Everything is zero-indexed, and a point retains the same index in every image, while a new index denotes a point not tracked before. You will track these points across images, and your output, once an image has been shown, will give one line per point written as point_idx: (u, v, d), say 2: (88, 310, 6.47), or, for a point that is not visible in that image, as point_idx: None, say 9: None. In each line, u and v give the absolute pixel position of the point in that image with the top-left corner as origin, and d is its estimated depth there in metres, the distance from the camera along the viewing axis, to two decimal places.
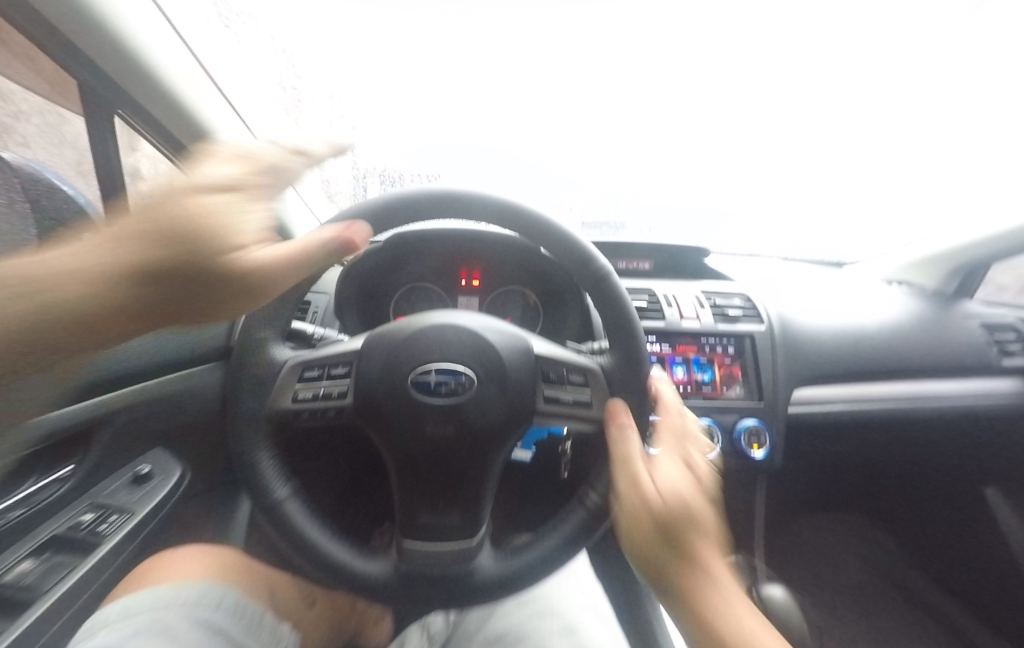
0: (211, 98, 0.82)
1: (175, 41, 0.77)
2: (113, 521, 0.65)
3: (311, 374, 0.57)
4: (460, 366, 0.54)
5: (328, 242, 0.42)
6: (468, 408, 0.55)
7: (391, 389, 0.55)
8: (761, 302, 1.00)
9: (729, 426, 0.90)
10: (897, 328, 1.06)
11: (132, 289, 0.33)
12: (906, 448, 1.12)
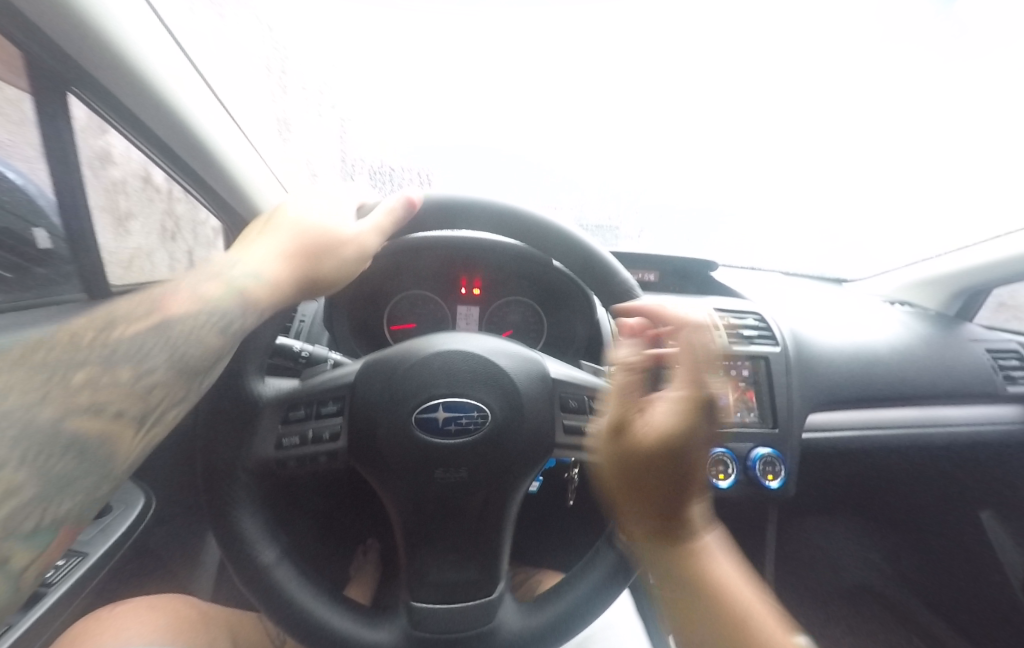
0: (207, 105, 0.73)
1: (166, 39, 0.66)
2: (61, 567, 0.57)
3: (297, 414, 0.50)
4: (472, 401, 0.48)
5: (400, 208, 0.50)
6: (478, 453, 0.49)
7: (390, 424, 0.49)
8: (774, 321, 0.97)
9: (743, 454, 0.86)
10: (905, 351, 1.05)
11: (290, 277, 0.47)
12: (905, 469, 1.11)
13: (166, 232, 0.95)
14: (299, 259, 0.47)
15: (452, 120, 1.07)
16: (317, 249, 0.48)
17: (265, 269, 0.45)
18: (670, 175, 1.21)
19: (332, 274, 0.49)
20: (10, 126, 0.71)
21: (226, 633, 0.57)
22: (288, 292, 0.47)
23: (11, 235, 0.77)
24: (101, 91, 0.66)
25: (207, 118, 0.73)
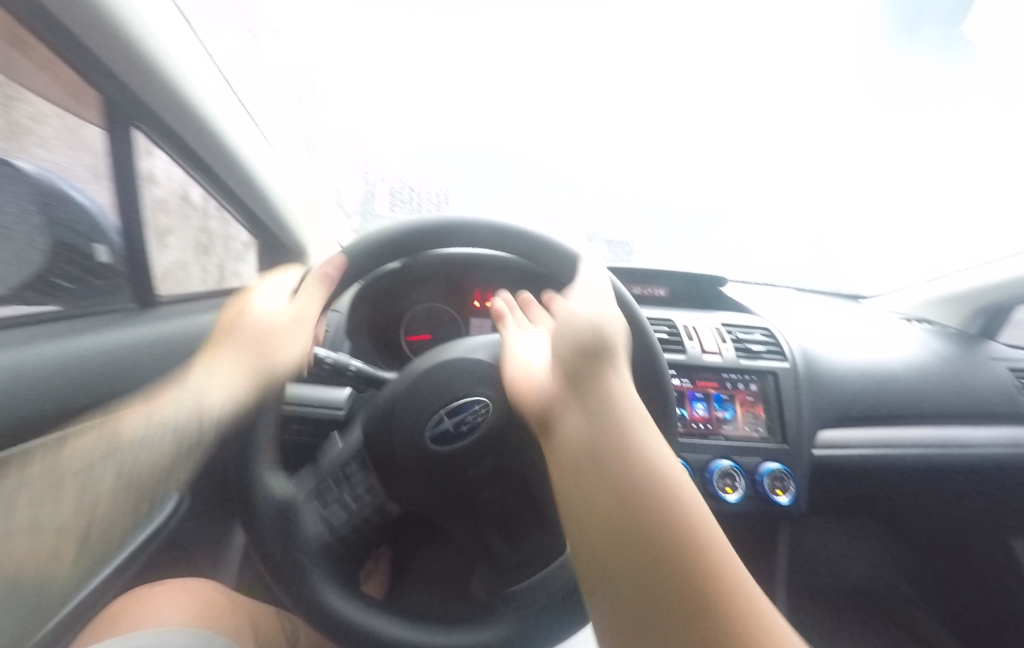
0: (227, 103, 0.84)
1: (197, 49, 0.77)
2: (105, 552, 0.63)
3: (329, 488, 0.54)
4: (472, 398, 0.53)
5: (314, 285, 0.52)
6: (493, 453, 0.55)
7: (404, 426, 0.53)
8: (782, 336, 1.03)
9: (752, 469, 0.90)
10: (921, 367, 1.07)
11: (227, 394, 0.46)
12: (934, 498, 1.07)
13: (200, 246, 1.07)
14: (246, 366, 0.47)
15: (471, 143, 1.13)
16: (255, 356, 0.47)
17: (217, 389, 0.46)
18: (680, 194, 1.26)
19: (276, 371, 0.49)
20: (70, 150, 0.79)
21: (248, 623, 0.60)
22: (245, 401, 0.48)
23: (73, 249, 0.81)
24: (163, 124, 0.83)
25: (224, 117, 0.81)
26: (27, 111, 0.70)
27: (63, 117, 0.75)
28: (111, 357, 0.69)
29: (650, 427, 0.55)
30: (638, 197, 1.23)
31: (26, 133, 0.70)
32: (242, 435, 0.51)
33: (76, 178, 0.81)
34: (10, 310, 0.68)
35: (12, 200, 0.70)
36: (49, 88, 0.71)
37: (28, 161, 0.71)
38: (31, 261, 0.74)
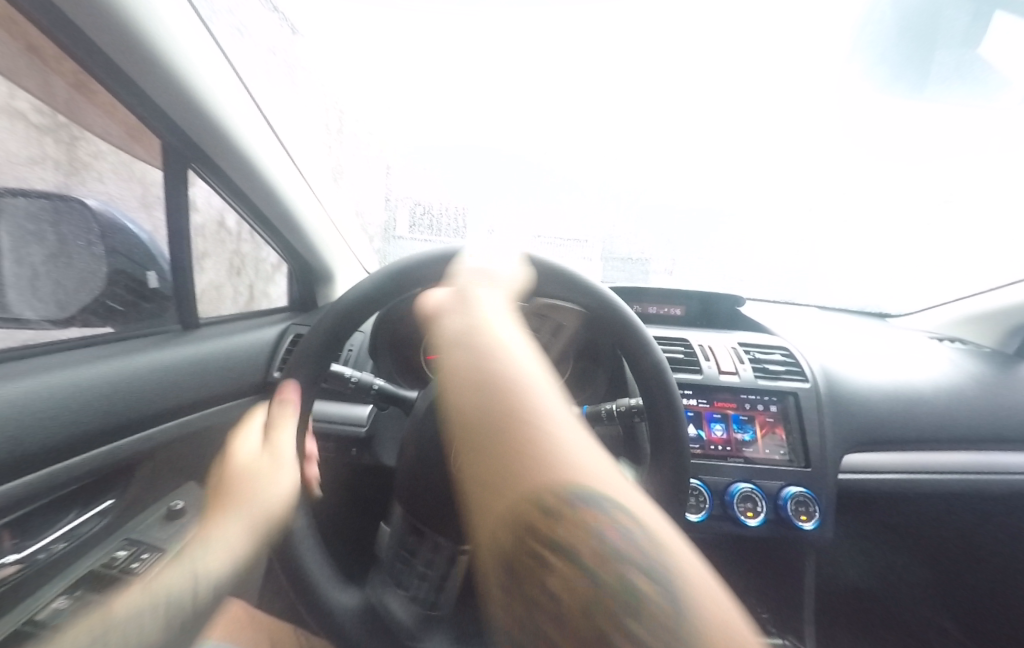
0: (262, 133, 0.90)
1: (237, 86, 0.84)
2: (145, 560, 0.67)
3: None
4: None
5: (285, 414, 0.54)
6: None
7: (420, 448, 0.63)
8: (804, 358, 1.03)
9: (774, 493, 0.90)
10: (952, 391, 1.07)
11: (231, 556, 0.50)
12: (961, 517, 1.11)
13: (232, 267, 1.10)
14: (244, 529, 0.49)
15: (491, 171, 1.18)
16: (251, 516, 0.49)
17: (212, 560, 0.50)
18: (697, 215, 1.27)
19: (277, 519, 0.51)
20: (124, 182, 0.86)
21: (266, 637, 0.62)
22: (245, 559, 0.51)
23: (128, 277, 0.89)
24: (209, 161, 0.90)
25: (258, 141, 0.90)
26: (88, 149, 0.79)
27: (122, 158, 0.84)
28: (164, 375, 0.75)
29: (664, 450, 0.60)
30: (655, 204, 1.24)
31: (86, 168, 0.79)
32: (285, 568, 0.54)
33: (126, 207, 0.88)
34: (71, 333, 0.77)
35: (78, 236, 0.81)
36: (111, 130, 0.80)
37: (93, 198, 0.82)
38: (89, 286, 0.83)
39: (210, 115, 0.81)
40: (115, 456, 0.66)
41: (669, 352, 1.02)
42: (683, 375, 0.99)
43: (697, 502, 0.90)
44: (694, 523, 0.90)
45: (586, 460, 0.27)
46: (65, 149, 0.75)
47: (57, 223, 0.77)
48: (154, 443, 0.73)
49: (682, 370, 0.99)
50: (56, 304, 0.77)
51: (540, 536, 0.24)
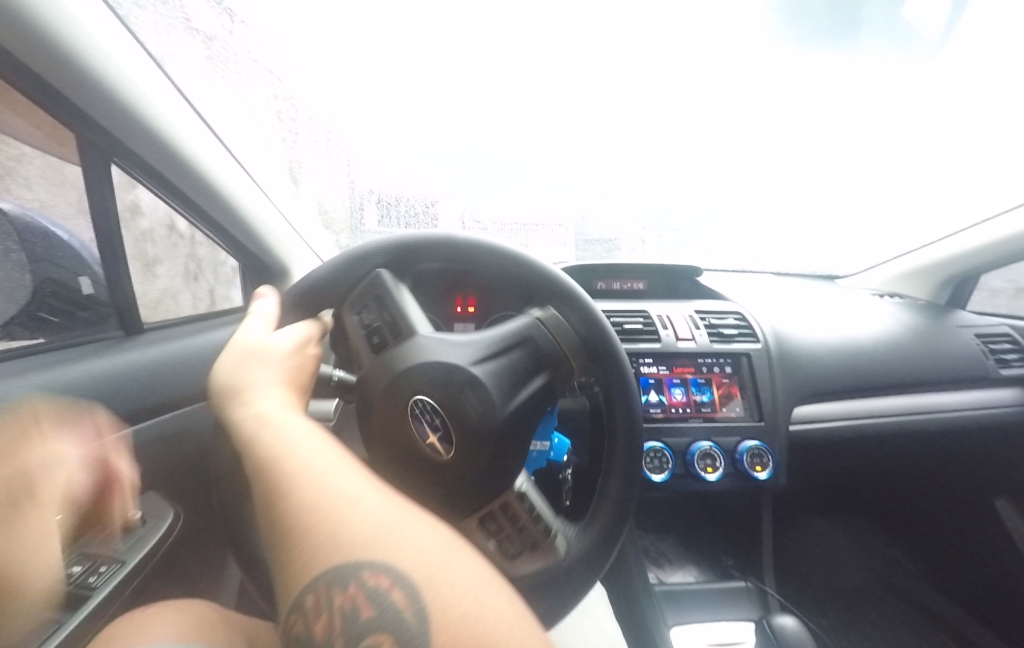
0: (191, 124, 0.85)
1: (165, 83, 0.80)
2: (102, 574, 0.64)
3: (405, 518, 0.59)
4: (427, 400, 0.60)
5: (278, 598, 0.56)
6: (452, 405, 0.59)
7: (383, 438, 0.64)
8: (755, 320, 1.08)
9: (731, 448, 0.97)
10: (890, 341, 1.15)
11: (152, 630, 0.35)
12: (908, 455, 1.22)
13: (189, 274, 1.07)
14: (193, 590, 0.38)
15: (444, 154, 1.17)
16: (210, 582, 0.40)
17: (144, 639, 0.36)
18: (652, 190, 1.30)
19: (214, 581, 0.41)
20: (55, 188, 0.81)
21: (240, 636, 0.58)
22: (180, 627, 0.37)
23: (57, 284, 0.83)
24: (139, 160, 0.84)
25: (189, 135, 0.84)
26: (9, 154, 0.73)
27: (44, 157, 0.77)
28: (93, 385, 0.70)
29: (597, 361, 0.65)
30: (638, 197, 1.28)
31: (10, 175, 0.74)
32: None
33: (60, 215, 0.83)
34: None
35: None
36: (24, 130, 0.73)
37: (10, 201, 0.75)
38: (15, 299, 0.76)
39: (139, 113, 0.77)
40: (59, 474, 0.63)
41: (630, 324, 1.04)
42: (644, 345, 1.02)
43: (659, 462, 0.95)
44: (658, 483, 0.95)
45: (364, 516, 0.27)
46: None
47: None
48: (102, 456, 0.71)
49: (642, 340, 1.02)
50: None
51: (321, 629, 0.23)
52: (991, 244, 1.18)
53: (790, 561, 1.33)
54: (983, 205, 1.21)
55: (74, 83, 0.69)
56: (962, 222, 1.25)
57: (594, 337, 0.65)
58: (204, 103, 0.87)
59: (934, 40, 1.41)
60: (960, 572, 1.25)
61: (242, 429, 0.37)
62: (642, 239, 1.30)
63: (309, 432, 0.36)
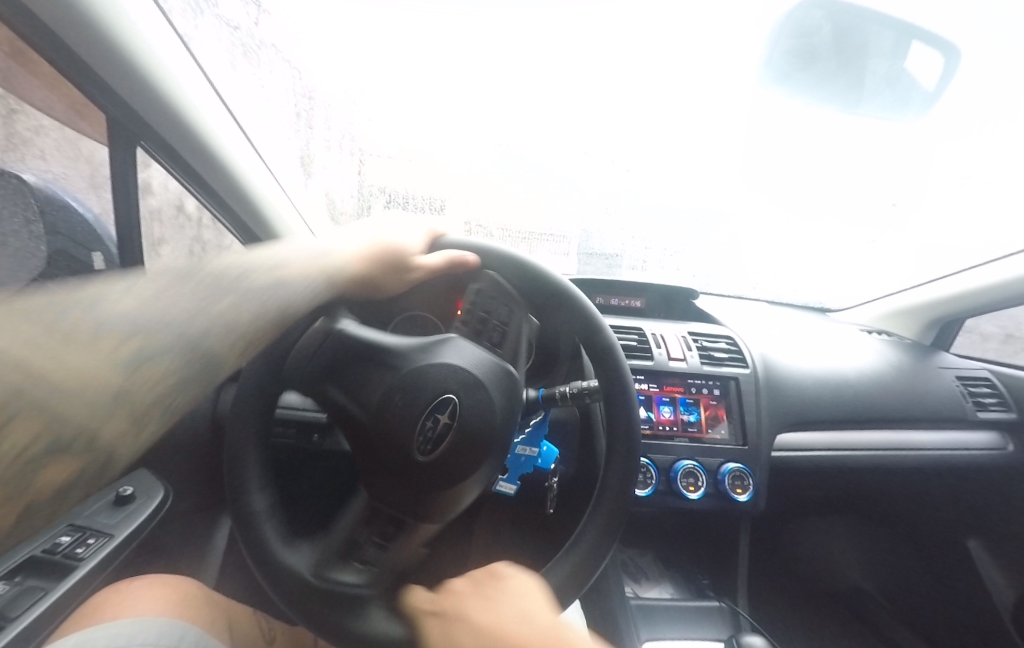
0: (217, 110, 0.87)
1: (195, 70, 0.83)
2: (90, 545, 0.67)
3: (429, 454, 0.61)
4: (428, 408, 0.61)
5: None
6: (390, 348, 0.65)
7: (378, 451, 0.62)
8: (745, 345, 1.11)
9: (714, 469, 0.99)
10: (873, 376, 1.19)
11: None
12: (886, 488, 1.26)
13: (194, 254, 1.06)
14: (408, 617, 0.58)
15: (455, 159, 1.19)
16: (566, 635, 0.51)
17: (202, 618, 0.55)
18: (654, 211, 1.33)
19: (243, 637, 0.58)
20: (70, 160, 0.85)
21: (223, 619, 0.60)
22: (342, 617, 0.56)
23: (70, 256, 0.86)
24: (160, 140, 0.87)
25: (215, 120, 0.86)
26: (27, 122, 0.78)
27: (64, 130, 0.82)
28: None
29: (547, 300, 0.70)
30: (637, 221, 1.32)
31: (26, 145, 0.78)
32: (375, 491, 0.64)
33: (75, 187, 0.87)
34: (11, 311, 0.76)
35: (13, 214, 0.76)
36: (50, 103, 0.78)
37: (33, 173, 0.79)
38: (29, 266, 0.79)
39: (164, 93, 0.80)
40: None
41: (624, 340, 1.07)
42: (636, 361, 1.05)
43: (643, 478, 0.97)
44: (642, 498, 0.97)
45: None
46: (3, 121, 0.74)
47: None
48: None
49: (635, 356, 1.05)
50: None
51: None
52: (983, 289, 1.21)
53: (767, 586, 1.34)
54: (971, 249, 1.25)
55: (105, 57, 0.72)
56: (952, 265, 1.30)
57: (521, 277, 0.69)
58: (229, 92, 0.91)
59: (931, 92, 1.51)
60: (934, 610, 1.28)
61: None
62: (644, 259, 1.33)
63: None
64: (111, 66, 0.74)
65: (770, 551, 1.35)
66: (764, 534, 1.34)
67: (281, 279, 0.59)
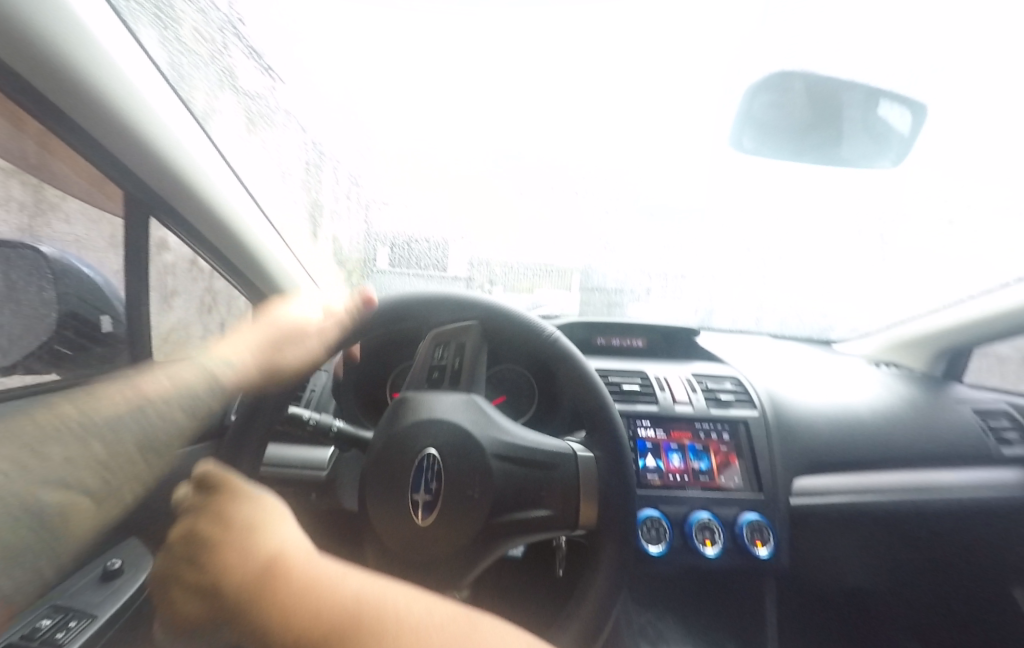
0: (229, 182, 0.92)
1: (211, 149, 0.88)
2: (72, 628, 0.64)
3: (431, 486, 0.64)
4: (416, 480, 0.64)
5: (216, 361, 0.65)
6: (451, 562, 0.64)
7: (411, 540, 0.64)
8: (752, 386, 1.09)
9: (730, 521, 0.94)
10: (883, 412, 1.17)
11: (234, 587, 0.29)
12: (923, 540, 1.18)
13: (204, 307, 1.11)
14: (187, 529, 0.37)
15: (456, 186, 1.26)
16: (238, 579, 0.30)
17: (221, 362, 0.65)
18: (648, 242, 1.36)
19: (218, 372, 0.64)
20: (91, 223, 0.89)
21: None
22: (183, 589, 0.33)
23: (79, 320, 0.88)
24: (175, 213, 0.93)
25: (228, 192, 0.92)
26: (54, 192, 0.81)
27: (86, 208, 0.86)
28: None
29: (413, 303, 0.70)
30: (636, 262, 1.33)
31: (52, 209, 0.82)
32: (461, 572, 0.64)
33: (94, 251, 0.91)
34: (15, 381, 0.78)
35: (28, 281, 0.79)
36: (75, 183, 0.82)
37: (48, 243, 0.82)
38: (35, 332, 0.81)
39: (178, 170, 0.85)
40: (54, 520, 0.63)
41: (627, 384, 1.06)
42: (641, 407, 1.02)
43: (656, 534, 0.92)
44: (654, 556, 0.91)
45: None
46: (31, 192, 0.78)
47: (5, 270, 0.76)
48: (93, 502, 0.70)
49: (639, 401, 1.03)
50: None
51: None
52: (982, 318, 1.20)
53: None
54: (968, 282, 1.27)
55: (117, 137, 0.76)
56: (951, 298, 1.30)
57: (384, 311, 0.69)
58: (243, 167, 0.95)
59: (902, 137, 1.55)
60: None
61: (288, 589, 0.29)
62: (646, 289, 1.34)
63: (355, 614, 0.28)
64: (134, 151, 0.79)
65: (810, 619, 1.22)
66: (802, 603, 1.21)
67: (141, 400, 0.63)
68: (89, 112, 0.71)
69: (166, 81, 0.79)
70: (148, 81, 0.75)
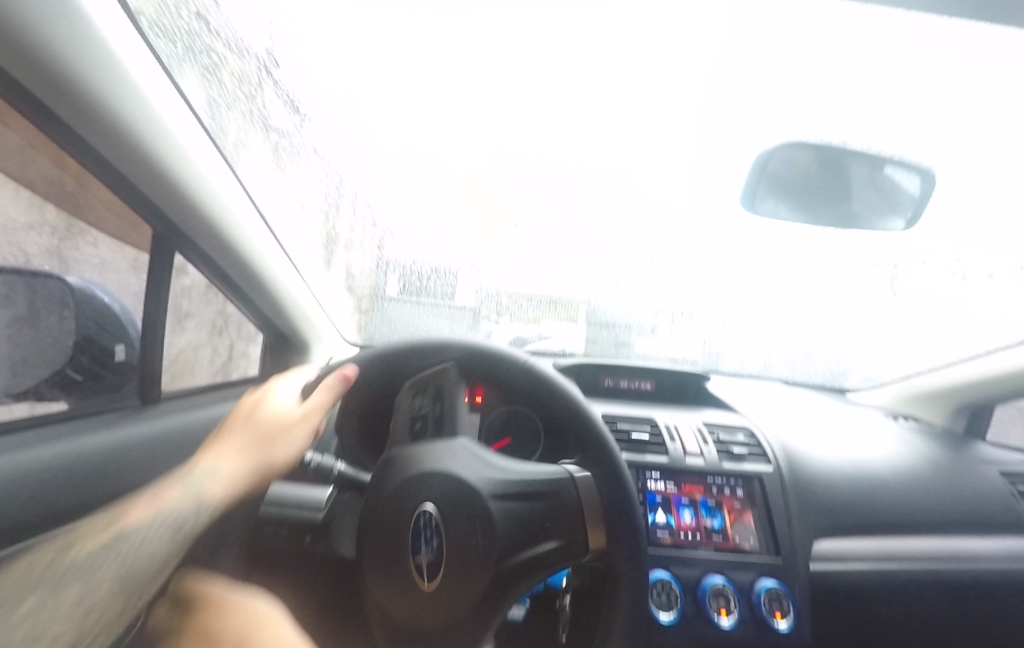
0: (251, 219, 0.95)
1: (238, 189, 0.91)
2: None
3: (431, 540, 0.60)
4: (417, 536, 0.61)
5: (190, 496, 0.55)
6: (460, 621, 0.58)
7: (419, 600, 0.59)
8: (765, 438, 1.06)
9: (747, 587, 0.89)
10: (904, 471, 1.12)
11: None
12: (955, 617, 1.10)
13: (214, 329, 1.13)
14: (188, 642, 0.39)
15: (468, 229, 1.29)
16: None
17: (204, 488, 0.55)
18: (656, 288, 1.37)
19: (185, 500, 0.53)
20: (116, 247, 0.88)
21: None
22: None
23: (96, 345, 0.88)
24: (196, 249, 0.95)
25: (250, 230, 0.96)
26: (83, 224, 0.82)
27: (113, 238, 0.87)
28: (77, 461, 0.70)
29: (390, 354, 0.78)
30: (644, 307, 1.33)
31: (80, 235, 0.82)
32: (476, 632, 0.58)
33: (115, 276, 0.90)
34: (20, 409, 0.72)
35: (50, 310, 0.80)
36: (108, 220, 0.84)
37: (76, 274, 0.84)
38: (49, 360, 0.80)
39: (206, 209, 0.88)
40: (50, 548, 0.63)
41: (635, 433, 1.02)
42: (649, 457, 0.99)
43: (667, 599, 0.87)
44: (665, 623, 0.86)
45: None
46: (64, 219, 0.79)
47: (31, 298, 0.76)
48: None
49: (648, 452, 0.99)
50: (10, 371, 0.73)
51: None
52: (999, 376, 1.18)
53: None
54: (982, 338, 1.25)
55: (153, 180, 0.79)
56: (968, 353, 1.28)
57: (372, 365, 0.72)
58: (266, 204, 0.99)
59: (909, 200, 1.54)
60: None
61: None
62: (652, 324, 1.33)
63: None
64: (166, 191, 0.82)
65: None
66: None
67: (115, 535, 0.48)
68: (129, 156, 0.74)
69: (205, 130, 0.83)
70: (186, 129, 0.78)
